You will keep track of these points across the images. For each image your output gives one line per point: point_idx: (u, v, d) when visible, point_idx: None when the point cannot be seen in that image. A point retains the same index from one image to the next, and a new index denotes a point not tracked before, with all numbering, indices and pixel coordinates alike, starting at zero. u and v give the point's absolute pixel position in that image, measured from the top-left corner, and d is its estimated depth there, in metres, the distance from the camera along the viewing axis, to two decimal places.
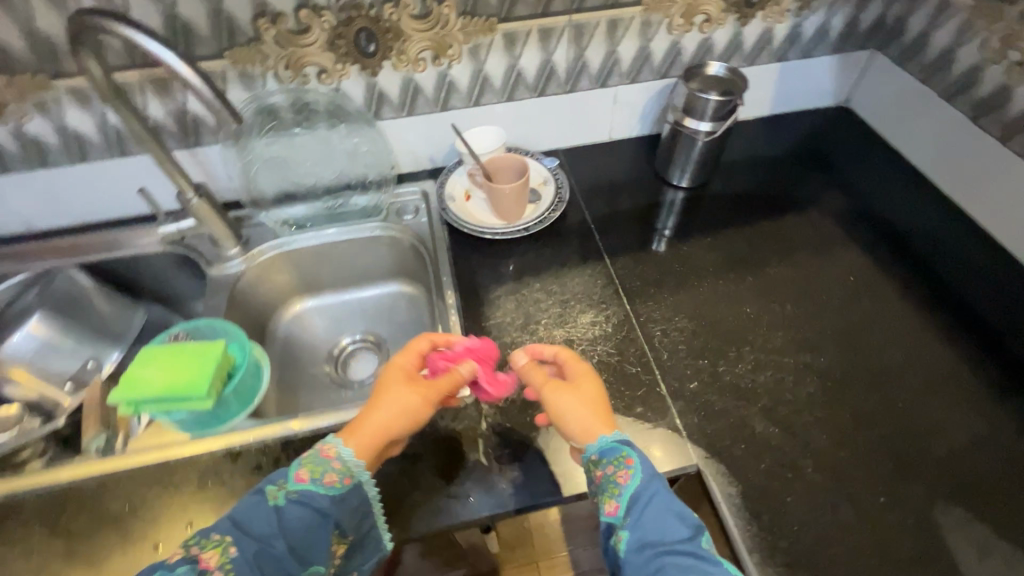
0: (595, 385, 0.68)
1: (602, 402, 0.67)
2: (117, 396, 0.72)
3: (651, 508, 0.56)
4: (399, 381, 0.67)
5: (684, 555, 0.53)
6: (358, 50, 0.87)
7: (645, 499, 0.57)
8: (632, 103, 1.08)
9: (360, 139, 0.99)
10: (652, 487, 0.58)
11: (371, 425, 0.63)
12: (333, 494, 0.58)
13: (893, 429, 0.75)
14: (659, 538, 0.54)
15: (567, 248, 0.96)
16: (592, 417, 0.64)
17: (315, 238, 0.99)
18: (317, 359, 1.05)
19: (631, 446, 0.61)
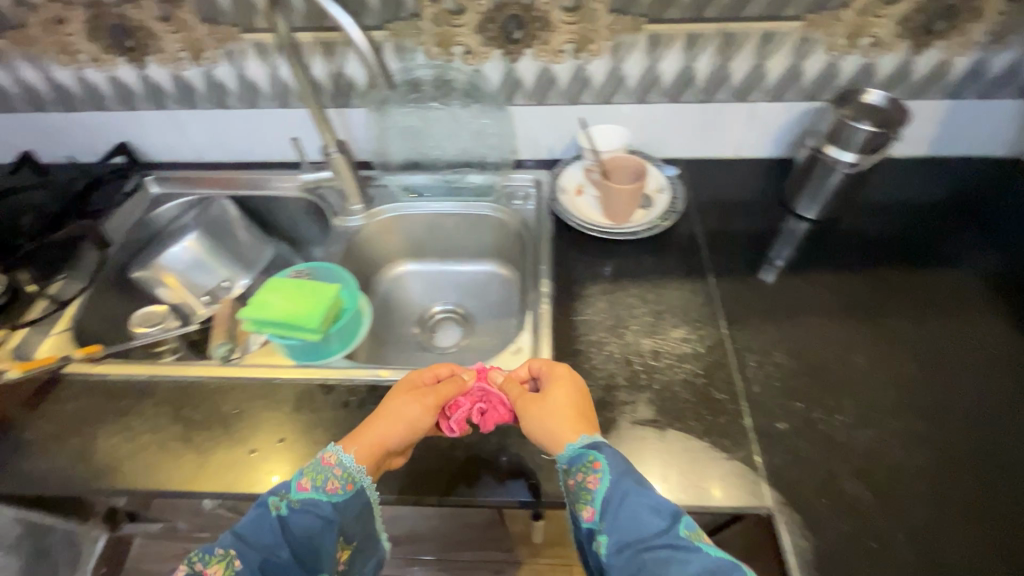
0: (570, 391, 0.69)
1: (578, 410, 0.67)
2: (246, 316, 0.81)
3: (622, 507, 0.55)
4: (402, 393, 0.71)
5: (662, 549, 0.52)
6: (505, 35, 0.90)
7: (614, 498, 0.56)
8: (769, 122, 1.02)
9: (489, 120, 1.02)
10: (621, 486, 0.57)
11: (371, 431, 0.67)
12: (335, 500, 0.61)
13: (1008, 527, 0.66)
14: (637, 536, 0.53)
15: (670, 259, 0.93)
16: (565, 425, 0.65)
17: (428, 207, 1.06)
18: (409, 320, 1.12)
19: (597, 447, 0.62)
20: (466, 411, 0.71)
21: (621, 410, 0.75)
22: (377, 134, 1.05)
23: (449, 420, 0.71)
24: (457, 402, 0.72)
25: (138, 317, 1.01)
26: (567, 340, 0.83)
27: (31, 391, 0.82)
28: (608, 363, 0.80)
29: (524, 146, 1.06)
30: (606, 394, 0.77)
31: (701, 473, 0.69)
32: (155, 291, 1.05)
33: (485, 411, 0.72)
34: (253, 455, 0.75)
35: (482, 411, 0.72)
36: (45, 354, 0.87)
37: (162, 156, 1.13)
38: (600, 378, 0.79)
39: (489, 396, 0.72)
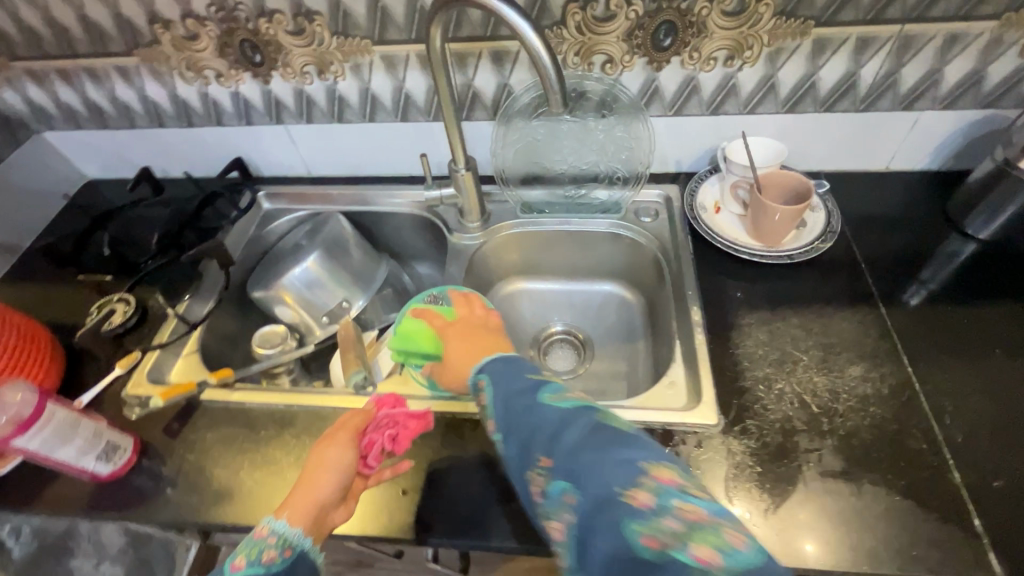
0: (465, 326, 0.78)
1: (477, 336, 0.76)
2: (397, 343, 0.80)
3: (506, 402, 0.62)
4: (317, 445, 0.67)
5: (528, 417, 0.58)
6: (653, 42, 0.84)
7: (500, 400, 0.63)
8: (932, 133, 0.93)
9: (625, 132, 0.94)
10: (501, 383, 0.65)
11: (299, 489, 0.62)
12: (274, 570, 0.55)
13: None
14: (519, 417, 0.60)
15: (830, 285, 0.85)
16: (469, 356, 0.73)
17: (550, 224, 1.00)
18: (524, 341, 1.07)
19: (482, 369, 0.69)
20: (378, 442, 0.68)
21: (806, 458, 0.68)
22: (496, 148, 0.98)
23: (367, 456, 0.68)
24: (368, 436, 0.68)
25: (257, 337, 0.97)
26: (729, 376, 0.77)
27: (173, 417, 0.81)
28: (781, 404, 0.73)
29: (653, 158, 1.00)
30: (784, 439, 0.70)
31: (909, 536, 0.62)
32: (275, 309, 1.00)
33: (396, 432, 0.69)
34: (405, 497, 0.71)
35: (393, 434, 0.69)
36: (179, 377, 0.87)
37: (274, 170, 1.12)
38: (775, 421, 0.72)
39: (394, 418, 0.70)
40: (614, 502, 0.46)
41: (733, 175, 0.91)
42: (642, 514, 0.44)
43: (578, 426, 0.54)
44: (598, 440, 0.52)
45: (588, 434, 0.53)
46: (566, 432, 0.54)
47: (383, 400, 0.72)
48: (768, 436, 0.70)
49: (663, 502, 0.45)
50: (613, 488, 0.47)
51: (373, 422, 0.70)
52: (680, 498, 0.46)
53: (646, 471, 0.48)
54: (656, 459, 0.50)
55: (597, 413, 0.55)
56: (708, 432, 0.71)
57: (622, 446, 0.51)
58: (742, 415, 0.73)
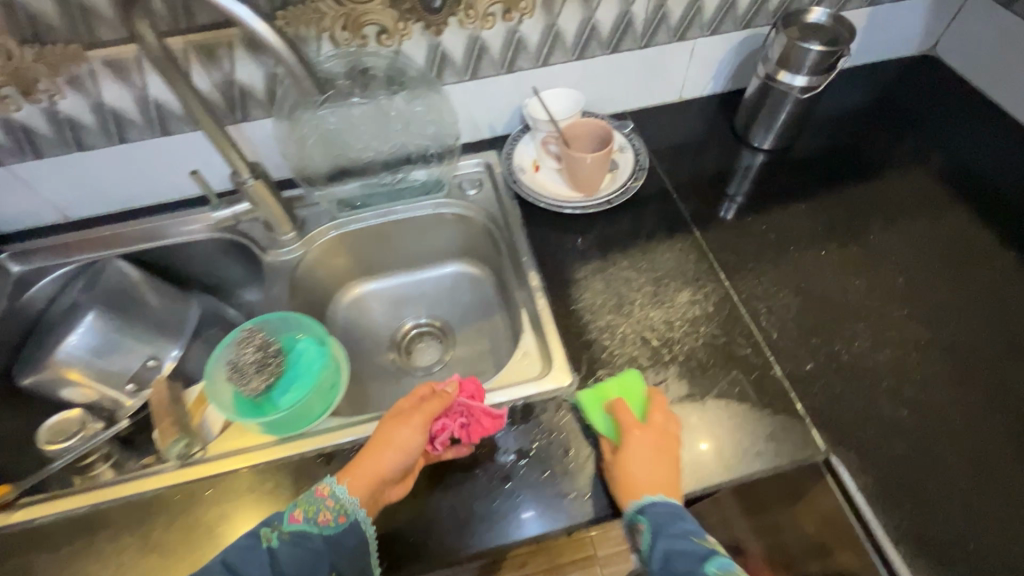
0: (657, 440, 0.64)
1: (669, 455, 0.64)
2: (586, 399, 0.69)
3: (662, 557, 0.56)
4: (389, 420, 0.66)
5: None
6: (422, 5, 0.77)
7: (655, 552, 0.57)
8: (709, 58, 0.99)
9: (423, 107, 0.88)
10: (658, 533, 0.58)
11: (365, 460, 0.62)
12: (327, 532, 0.58)
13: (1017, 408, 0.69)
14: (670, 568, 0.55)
15: (651, 221, 0.89)
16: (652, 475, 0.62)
17: (373, 217, 0.92)
18: (380, 347, 0.99)
19: (642, 507, 0.60)
20: (449, 427, 0.66)
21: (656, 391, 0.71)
22: (289, 145, 0.88)
23: (436, 441, 0.66)
24: (440, 421, 0.66)
25: (46, 430, 0.78)
26: (575, 332, 0.77)
27: None
28: (625, 346, 0.75)
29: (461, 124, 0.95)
30: None
31: (749, 437, 0.67)
32: (60, 394, 0.82)
33: (468, 423, 0.67)
34: None
35: (464, 424, 0.67)
36: None
37: (16, 223, 0.89)
38: (623, 364, 0.74)
39: (471, 408, 0.67)
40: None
41: (541, 131, 0.91)
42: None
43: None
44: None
45: None
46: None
47: (464, 385, 0.69)
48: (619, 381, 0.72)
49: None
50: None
51: (449, 407, 0.67)
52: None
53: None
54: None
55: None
56: (565, 395, 0.72)
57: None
58: (592, 368, 0.74)
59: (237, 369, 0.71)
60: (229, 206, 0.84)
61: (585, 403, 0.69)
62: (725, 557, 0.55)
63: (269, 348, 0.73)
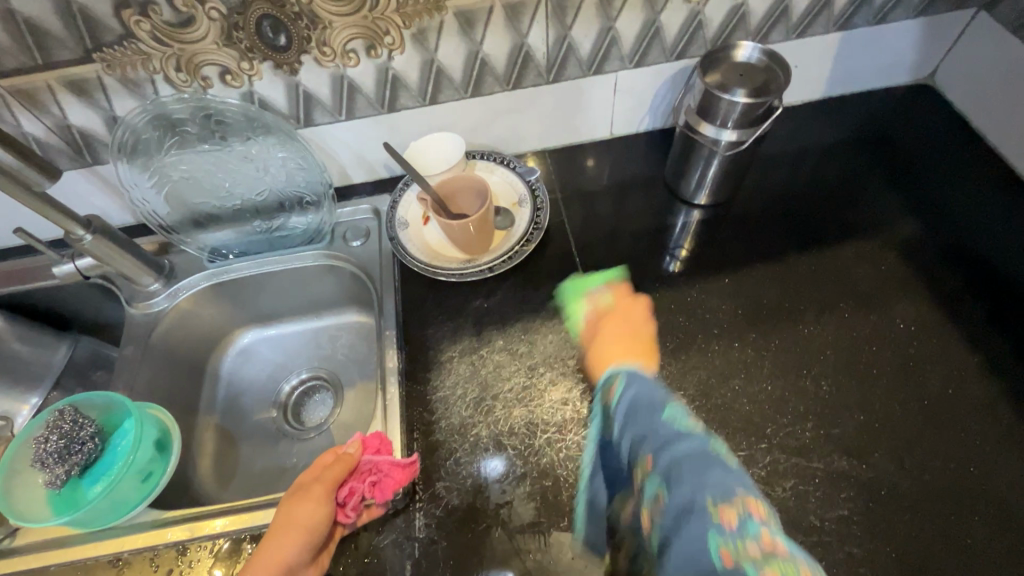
0: (629, 321, 0.58)
1: (643, 341, 0.56)
2: (569, 286, 0.68)
3: (628, 402, 0.46)
4: (290, 497, 0.60)
5: (644, 421, 0.44)
6: (263, 43, 0.67)
7: (619, 398, 0.47)
8: (639, 92, 0.84)
9: (285, 152, 0.78)
10: (630, 379, 0.48)
11: (268, 547, 0.55)
12: None
13: None
14: (633, 407, 0.46)
15: (542, 292, 0.77)
16: (618, 354, 0.53)
17: (247, 267, 0.85)
18: (256, 404, 0.92)
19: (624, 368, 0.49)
20: (358, 489, 0.60)
21: (496, 515, 0.62)
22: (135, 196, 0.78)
23: (347, 506, 0.60)
24: (348, 485, 0.60)
25: None
26: (421, 430, 0.67)
27: None
28: (475, 453, 0.65)
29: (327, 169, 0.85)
30: (475, 497, 0.63)
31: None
32: None
33: (379, 480, 0.61)
34: None
35: (376, 482, 0.61)
36: None
37: None
38: (468, 478, 0.64)
39: (379, 463, 0.62)
40: (698, 512, 0.38)
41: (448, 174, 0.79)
42: (728, 536, 0.36)
43: (682, 441, 0.42)
44: (704, 457, 0.41)
45: (696, 450, 0.42)
46: (670, 443, 0.42)
47: (367, 442, 0.64)
48: (459, 501, 0.63)
49: (748, 529, 0.37)
50: (697, 496, 0.39)
51: (356, 468, 0.62)
52: (767, 529, 0.37)
53: (739, 496, 0.38)
54: (754, 490, 0.40)
55: (703, 434, 0.43)
56: (392, 507, 0.62)
57: (723, 467, 0.40)
58: (432, 478, 0.64)
59: (38, 460, 0.64)
60: (71, 260, 0.77)
61: (567, 289, 0.67)
62: (689, 400, 0.46)
63: (77, 434, 0.65)
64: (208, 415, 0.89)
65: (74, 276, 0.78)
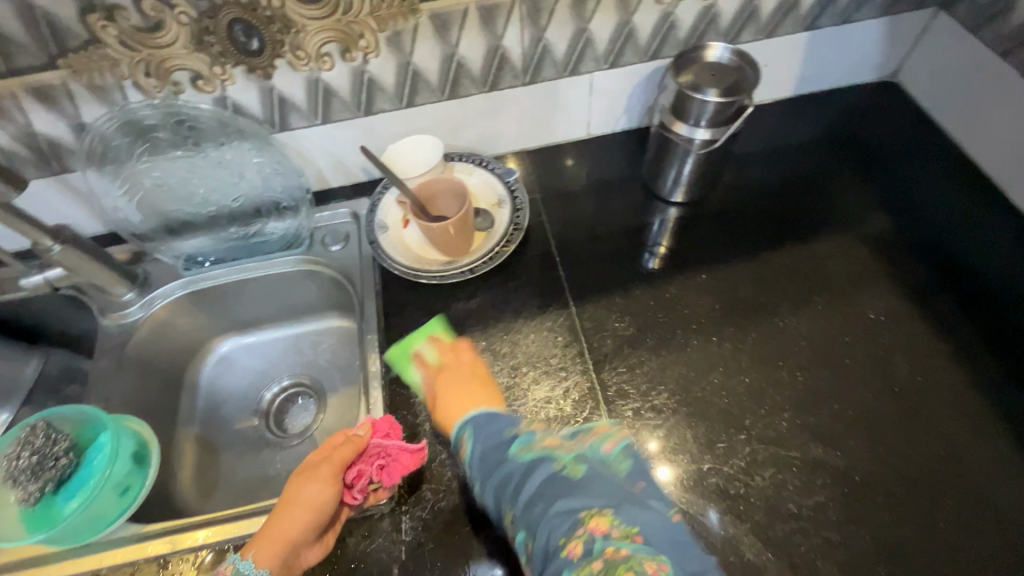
0: (466, 373, 0.64)
1: (484, 385, 0.63)
2: (394, 353, 0.70)
3: (483, 458, 0.52)
4: (298, 475, 0.60)
5: (497, 476, 0.50)
6: (235, 47, 0.66)
7: (476, 455, 0.53)
8: (614, 92, 0.85)
9: (260, 157, 0.78)
10: (483, 431, 0.54)
11: (276, 525, 0.56)
12: None
13: (905, 565, 0.57)
14: (485, 464, 0.52)
15: (524, 292, 0.77)
16: (464, 405, 0.59)
17: (224, 274, 0.83)
18: (237, 413, 0.91)
19: (473, 420, 0.56)
20: (366, 474, 0.60)
21: (483, 515, 0.62)
22: (108, 204, 0.77)
23: (354, 489, 0.60)
24: (356, 468, 0.60)
25: None
26: (405, 434, 0.67)
27: None
28: (459, 455, 0.65)
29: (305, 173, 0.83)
30: (461, 498, 0.63)
31: None
32: None
33: (387, 464, 0.60)
34: None
35: (383, 467, 0.60)
36: None
37: None
38: (453, 480, 0.64)
39: (387, 449, 0.61)
40: (550, 554, 0.43)
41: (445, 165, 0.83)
42: (572, 567, 0.41)
43: (529, 483, 0.48)
44: (548, 491, 0.46)
45: (545, 484, 0.47)
46: (521, 486, 0.48)
47: (378, 425, 0.63)
48: (445, 503, 0.63)
49: (592, 549, 0.42)
50: (548, 538, 0.44)
51: (365, 451, 0.61)
52: (610, 539, 0.42)
53: (577, 516, 0.44)
54: (598, 499, 0.45)
55: (549, 460, 0.49)
56: (376, 512, 0.62)
57: (568, 492, 0.46)
58: (417, 480, 0.64)
59: (10, 478, 0.62)
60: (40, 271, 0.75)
61: (393, 356, 0.70)
62: (529, 429, 0.53)
63: (50, 450, 0.63)
64: (187, 425, 0.87)
65: (43, 287, 0.76)
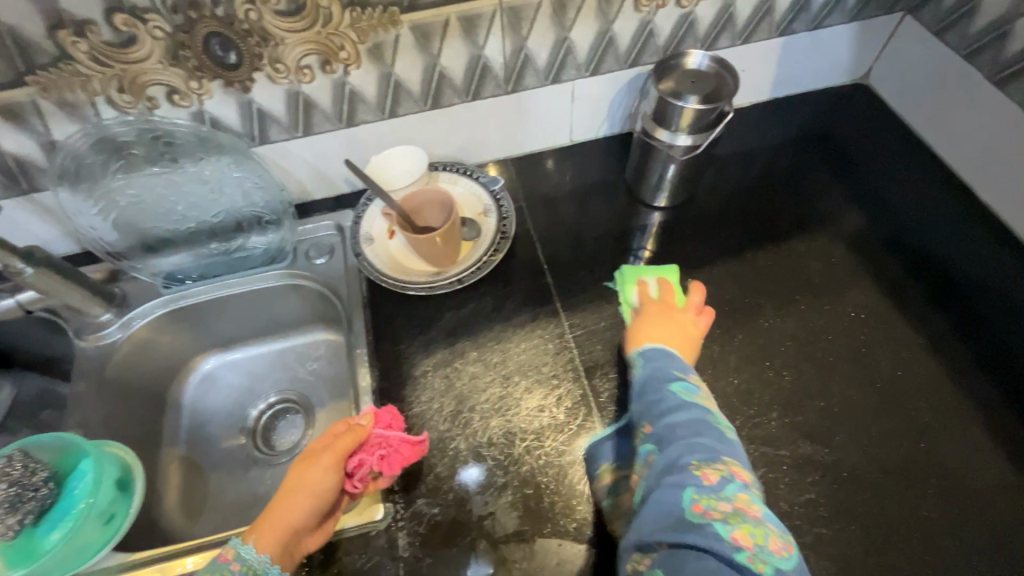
0: (673, 315, 0.69)
1: (686, 335, 0.67)
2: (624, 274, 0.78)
3: (648, 383, 0.60)
4: (298, 461, 0.60)
5: (652, 397, 0.58)
6: (212, 61, 0.65)
7: (643, 376, 0.62)
8: (596, 98, 0.86)
9: (241, 172, 0.76)
10: (653, 363, 0.62)
11: (278, 510, 0.55)
12: None
13: (895, 557, 0.59)
14: (646, 387, 0.60)
15: (513, 301, 0.77)
16: (655, 336, 0.66)
17: (205, 291, 0.82)
18: (223, 432, 0.89)
19: (644, 353, 0.64)
20: (368, 462, 0.61)
21: (479, 527, 0.62)
22: (81, 223, 0.74)
23: (354, 478, 0.61)
24: (358, 457, 0.60)
25: None
26: None
27: None
28: (455, 467, 0.65)
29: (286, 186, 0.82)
30: (458, 511, 0.63)
31: None
32: None
33: (388, 454, 0.61)
34: None
35: (384, 457, 0.61)
36: None
37: None
38: (449, 494, 0.64)
39: (389, 439, 0.62)
40: (681, 472, 0.50)
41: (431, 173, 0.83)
42: (706, 488, 0.48)
43: (682, 412, 0.56)
44: (696, 426, 0.54)
45: (690, 419, 0.55)
46: (670, 415, 0.56)
47: (379, 416, 0.64)
48: (441, 518, 0.62)
49: (726, 487, 0.48)
50: (686, 458, 0.51)
51: (366, 440, 0.62)
52: (746, 492, 0.48)
53: (724, 463, 0.51)
54: (736, 463, 0.52)
55: (707, 412, 0.57)
56: (371, 530, 0.62)
57: (712, 435, 0.54)
58: (413, 495, 0.64)
59: None
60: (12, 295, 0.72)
61: (625, 275, 0.78)
62: (696, 383, 0.61)
63: (29, 481, 0.61)
64: (171, 447, 0.85)
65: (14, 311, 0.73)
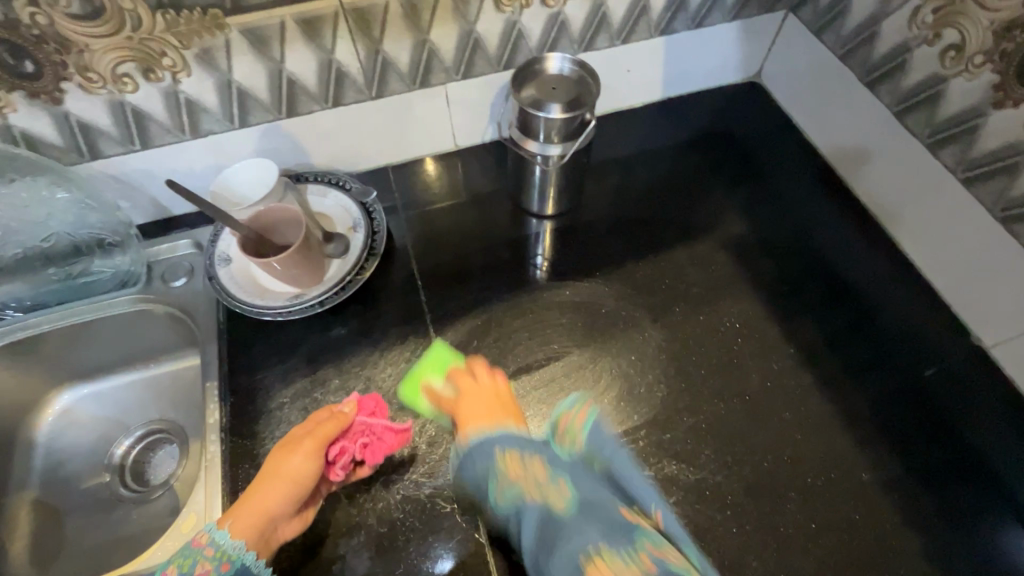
0: (475, 394, 0.60)
1: (500, 403, 0.59)
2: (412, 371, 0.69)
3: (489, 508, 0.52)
4: (284, 447, 0.60)
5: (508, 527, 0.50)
6: (5, 70, 0.58)
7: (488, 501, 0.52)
8: (474, 102, 0.81)
9: (68, 193, 0.69)
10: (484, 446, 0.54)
11: (258, 497, 0.56)
12: None
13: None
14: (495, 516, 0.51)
15: (382, 322, 0.73)
16: (480, 421, 0.56)
17: (45, 323, 0.74)
18: (85, 471, 0.81)
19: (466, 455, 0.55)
20: (350, 450, 0.60)
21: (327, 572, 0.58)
22: None
23: (335, 465, 0.60)
24: (339, 445, 0.60)
25: None
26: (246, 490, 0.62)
27: None
28: None
29: (131, 203, 0.75)
30: (305, 556, 0.58)
31: None
32: None
33: (370, 442, 0.60)
34: None
35: (367, 445, 0.60)
36: None
37: None
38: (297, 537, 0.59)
39: (372, 426, 0.61)
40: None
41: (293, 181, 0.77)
42: None
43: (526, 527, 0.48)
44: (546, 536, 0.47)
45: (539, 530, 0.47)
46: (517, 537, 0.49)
47: (363, 403, 0.63)
48: (286, 560, 0.58)
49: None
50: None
51: (349, 428, 0.61)
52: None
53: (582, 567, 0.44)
54: (590, 537, 0.45)
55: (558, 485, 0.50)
56: None
57: (558, 532, 0.46)
58: None
59: None
60: None
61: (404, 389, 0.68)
62: (507, 462, 0.52)
63: None
64: (21, 491, 0.78)
65: None
